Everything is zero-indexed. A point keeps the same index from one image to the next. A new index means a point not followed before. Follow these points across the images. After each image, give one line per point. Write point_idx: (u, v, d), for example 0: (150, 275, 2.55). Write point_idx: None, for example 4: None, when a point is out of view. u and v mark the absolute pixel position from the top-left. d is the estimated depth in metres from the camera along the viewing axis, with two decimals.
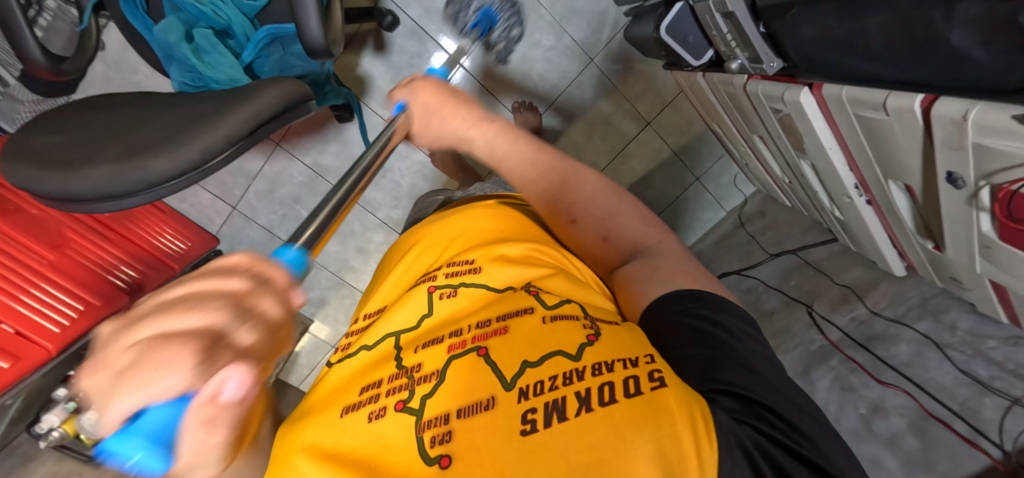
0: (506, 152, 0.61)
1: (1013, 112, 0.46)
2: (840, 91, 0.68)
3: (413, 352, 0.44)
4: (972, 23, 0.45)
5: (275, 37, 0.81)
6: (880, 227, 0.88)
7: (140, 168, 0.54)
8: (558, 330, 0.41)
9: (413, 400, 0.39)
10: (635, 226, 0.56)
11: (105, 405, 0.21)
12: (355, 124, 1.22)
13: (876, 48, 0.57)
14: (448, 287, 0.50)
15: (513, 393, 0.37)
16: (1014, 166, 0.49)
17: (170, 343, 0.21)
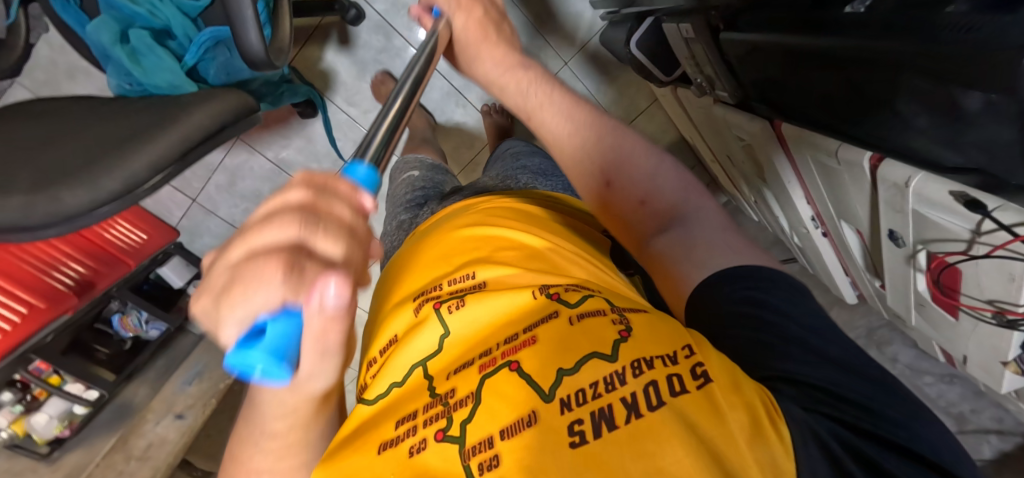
0: (537, 92, 0.61)
1: (951, 188, 0.45)
2: (798, 131, 0.66)
3: (446, 379, 0.42)
4: (916, 97, 0.44)
5: (219, 39, 0.76)
6: (834, 257, 0.89)
7: (54, 200, 0.52)
8: (583, 334, 0.40)
9: (453, 427, 0.37)
10: (673, 190, 0.54)
11: (219, 325, 0.21)
12: (319, 121, 1.18)
13: (831, 100, 0.55)
14: (455, 300, 0.48)
15: (554, 405, 0.35)
16: (949, 240, 0.49)
17: (257, 260, 0.20)
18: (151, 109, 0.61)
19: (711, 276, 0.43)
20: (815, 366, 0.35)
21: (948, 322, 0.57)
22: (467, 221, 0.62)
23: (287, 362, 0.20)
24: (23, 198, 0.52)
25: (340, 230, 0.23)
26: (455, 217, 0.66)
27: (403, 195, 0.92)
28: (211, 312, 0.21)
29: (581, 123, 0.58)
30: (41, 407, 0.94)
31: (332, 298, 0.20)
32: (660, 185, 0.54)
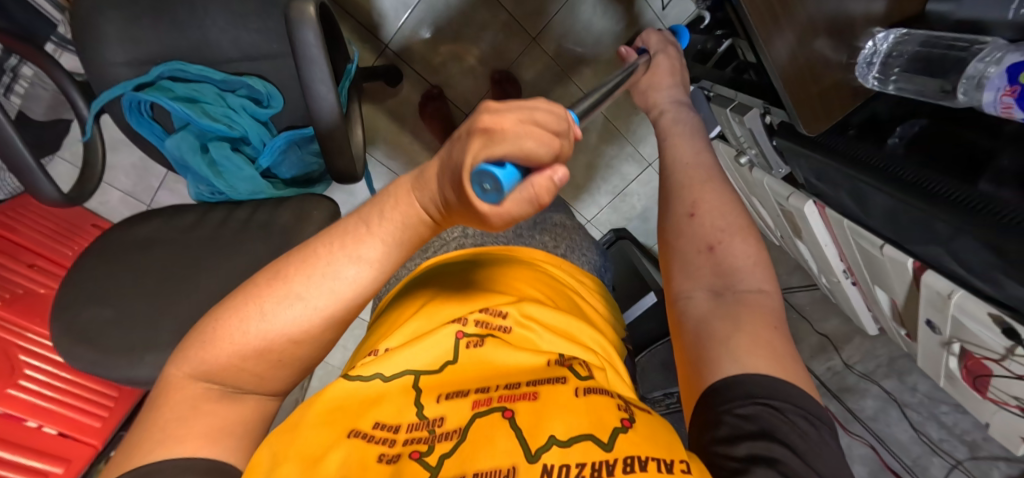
0: (687, 136, 0.51)
1: (988, 311, 0.53)
2: (840, 219, 0.72)
3: (435, 401, 0.41)
4: (952, 245, 0.52)
5: (292, 141, 0.77)
6: (861, 300, 0.97)
7: None
8: (587, 409, 0.37)
9: (431, 455, 0.35)
10: (752, 260, 0.40)
11: (488, 145, 0.24)
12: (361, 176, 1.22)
13: (875, 216, 0.62)
14: (477, 336, 0.47)
15: (537, 469, 0.32)
16: (983, 346, 0.57)
17: (532, 131, 0.25)
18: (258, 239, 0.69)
19: (738, 377, 0.33)
20: None
21: (974, 397, 0.66)
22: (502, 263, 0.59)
23: (502, 192, 0.24)
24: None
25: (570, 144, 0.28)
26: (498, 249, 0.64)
27: None
28: (493, 128, 0.25)
29: (689, 159, 0.48)
30: None
31: (558, 182, 0.24)
32: (742, 254, 0.40)
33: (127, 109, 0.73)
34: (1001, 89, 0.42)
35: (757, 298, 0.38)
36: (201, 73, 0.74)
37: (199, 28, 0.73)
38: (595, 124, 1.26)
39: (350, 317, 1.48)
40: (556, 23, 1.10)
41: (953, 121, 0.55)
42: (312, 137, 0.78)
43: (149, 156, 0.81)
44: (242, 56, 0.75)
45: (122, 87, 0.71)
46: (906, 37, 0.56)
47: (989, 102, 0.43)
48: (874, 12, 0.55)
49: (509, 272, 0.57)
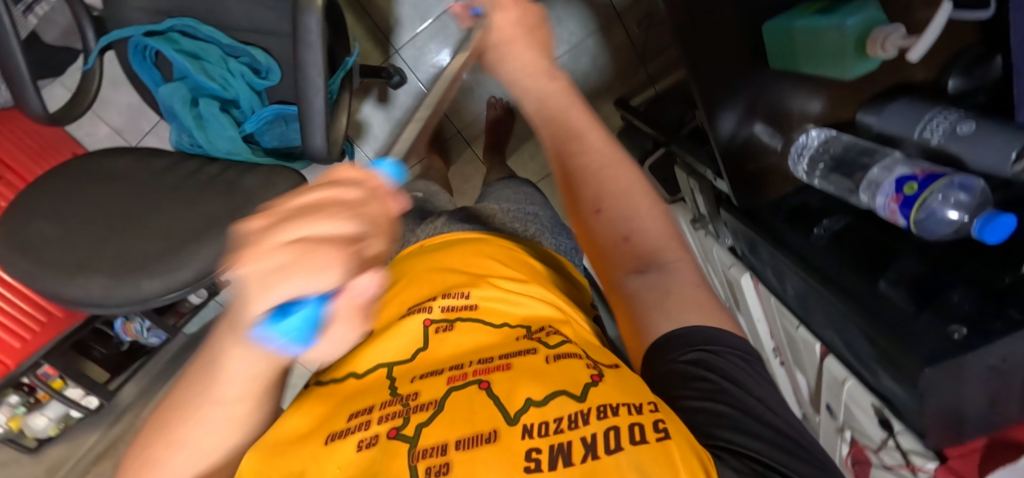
0: (566, 109, 0.53)
1: (870, 402, 0.57)
2: (767, 296, 0.77)
3: (409, 382, 0.45)
4: (845, 334, 0.56)
5: (280, 114, 0.82)
6: (787, 383, 1.01)
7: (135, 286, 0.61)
8: (558, 372, 0.41)
9: (407, 427, 0.38)
10: (663, 232, 0.45)
11: (263, 292, 0.23)
12: (345, 165, 1.27)
13: (790, 296, 0.67)
14: (444, 322, 0.51)
15: (516, 429, 0.36)
16: (864, 436, 0.61)
17: (318, 251, 0.22)
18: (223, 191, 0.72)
19: (677, 332, 0.38)
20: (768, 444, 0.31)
21: None
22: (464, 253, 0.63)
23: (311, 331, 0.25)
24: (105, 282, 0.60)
25: (370, 231, 0.25)
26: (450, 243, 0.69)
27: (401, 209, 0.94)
28: (256, 283, 0.22)
29: (589, 145, 0.50)
30: (42, 410, 1.08)
31: (364, 290, 0.26)
32: (650, 228, 0.45)
33: (132, 49, 0.78)
34: (890, 196, 0.48)
35: (673, 266, 0.42)
36: (210, 33, 0.79)
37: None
38: None
39: None
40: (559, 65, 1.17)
41: (873, 222, 0.59)
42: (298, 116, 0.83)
43: (143, 98, 0.85)
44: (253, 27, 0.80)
45: (133, 29, 0.76)
46: (835, 138, 0.61)
47: (880, 205, 0.49)
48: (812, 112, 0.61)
49: (466, 252, 0.63)
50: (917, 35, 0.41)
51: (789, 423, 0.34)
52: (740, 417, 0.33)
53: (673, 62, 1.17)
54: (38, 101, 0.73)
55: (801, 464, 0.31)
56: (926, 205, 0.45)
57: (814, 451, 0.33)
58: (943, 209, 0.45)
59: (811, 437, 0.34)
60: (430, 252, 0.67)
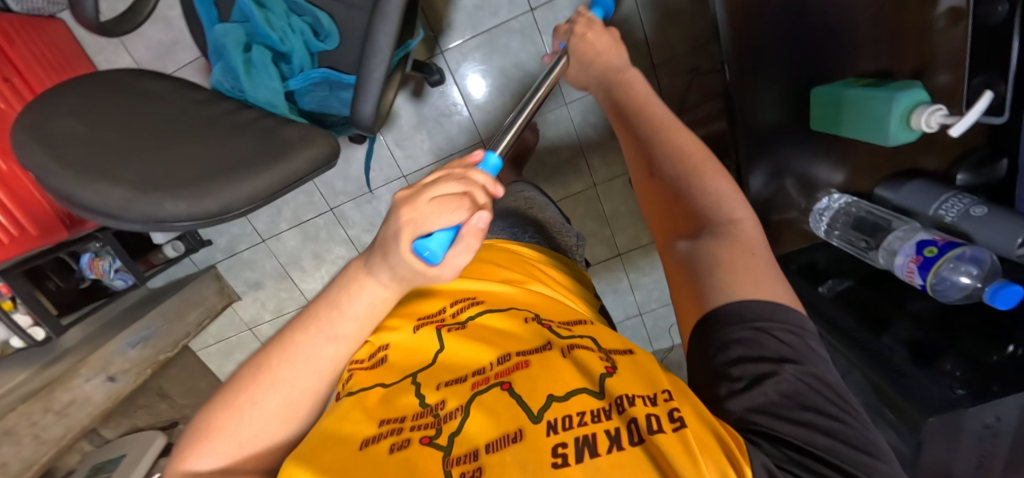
0: (641, 100, 0.60)
1: None
2: None
3: (435, 390, 0.44)
4: (853, 385, 0.58)
5: (327, 79, 0.83)
6: None
7: (155, 204, 0.56)
8: (575, 367, 0.41)
9: (440, 437, 0.38)
10: (721, 194, 0.48)
11: (416, 223, 0.36)
12: (364, 149, 1.27)
13: None
14: (456, 324, 0.52)
15: (542, 426, 0.35)
16: None
17: (446, 199, 0.36)
18: (257, 129, 0.70)
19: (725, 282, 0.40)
20: (805, 428, 0.33)
21: None
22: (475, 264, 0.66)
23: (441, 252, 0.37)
24: (125, 193, 0.56)
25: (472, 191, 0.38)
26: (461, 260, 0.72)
27: None
28: (410, 218, 0.36)
29: (647, 126, 0.56)
30: None
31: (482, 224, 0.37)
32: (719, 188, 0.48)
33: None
34: (909, 256, 0.52)
35: (729, 226, 0.45)
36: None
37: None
38: (587, 198, 1.37)
39: (284, 277, 1.44)
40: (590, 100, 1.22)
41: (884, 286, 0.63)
42: (346, 84, 0.84)
43: (191, 33, 0.84)
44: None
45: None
46: (855, 203, 0.66)
47: (897, 264, 0.54)
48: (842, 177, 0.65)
49: (479, 267, 0.66)
50: (960, 115, 0.46)
51: (836, 404, 0.35)
52: (785, 410, 0.34)
53: None
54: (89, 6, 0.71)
55: (846, 448, 0.32)
56: (941, 268, 0.49)
57: (862, 430, 0.34)
58: (954, 276, 0.50)
59: (860, 420, 0.34)
60: None
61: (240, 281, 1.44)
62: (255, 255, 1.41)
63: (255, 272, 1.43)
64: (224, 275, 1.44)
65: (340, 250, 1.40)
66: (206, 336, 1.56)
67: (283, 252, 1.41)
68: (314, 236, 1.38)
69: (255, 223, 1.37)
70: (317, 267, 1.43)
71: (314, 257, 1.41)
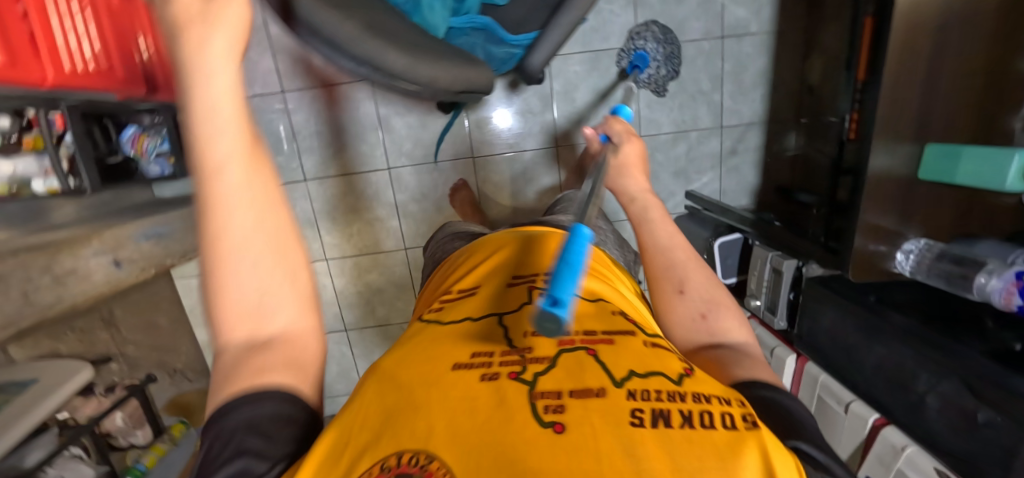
0: (659, 221, 0.63)
1: (936, 465, 0.64)
2: (818, 374, 0.87)
3: (523, 336, 0.49)
4: (941, 395, 0.64)
5: (485, 28, 0.86)
6: None
7: (382, 52, 0.57)
8: (656, 356, 0.45)
9: (525, 374, 0.42)
10: (734, 323, 0.54)
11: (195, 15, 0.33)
12: (444, 119, 1.29)
13: (867, 364, 0.77)
14: (548, 292, 0.57)
15: (622, 392, 0.39)
16: None
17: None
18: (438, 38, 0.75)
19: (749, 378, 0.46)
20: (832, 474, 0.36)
21: None
22: (556, 244, 0.72)
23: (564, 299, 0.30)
24: (355, 28, 0.54)
25: None
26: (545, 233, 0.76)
27: (448, 237, 0.99)
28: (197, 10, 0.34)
29: (670, 239, 0.61)
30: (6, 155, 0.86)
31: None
32: (726, 321, 0.55)
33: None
34: (1010, 281, 0.62)
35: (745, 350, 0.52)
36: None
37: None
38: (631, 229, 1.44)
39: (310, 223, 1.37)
40: (661, 139, 1.33)
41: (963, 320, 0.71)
42: (501, 37, 0.87)
43: None
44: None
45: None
46: (927, 245, 0.76)
47: (998, 287, 0.64)
48: (932, 228, 0.76)
49: (563, 247, 0.71)
50: None
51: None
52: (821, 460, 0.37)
53: (742, 184, 1.38)
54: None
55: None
56: None
57: None
58: None
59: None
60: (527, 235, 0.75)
61: None
62: (290, 191, 1.33)
63: None
64: None
65: (382, 212, 1.36)
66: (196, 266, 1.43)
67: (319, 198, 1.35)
68: (360, 190, 1.34)
69: (304, 160, 1.30)
70: (351, 222, 1.37)
71: (351, 211, 1.36)
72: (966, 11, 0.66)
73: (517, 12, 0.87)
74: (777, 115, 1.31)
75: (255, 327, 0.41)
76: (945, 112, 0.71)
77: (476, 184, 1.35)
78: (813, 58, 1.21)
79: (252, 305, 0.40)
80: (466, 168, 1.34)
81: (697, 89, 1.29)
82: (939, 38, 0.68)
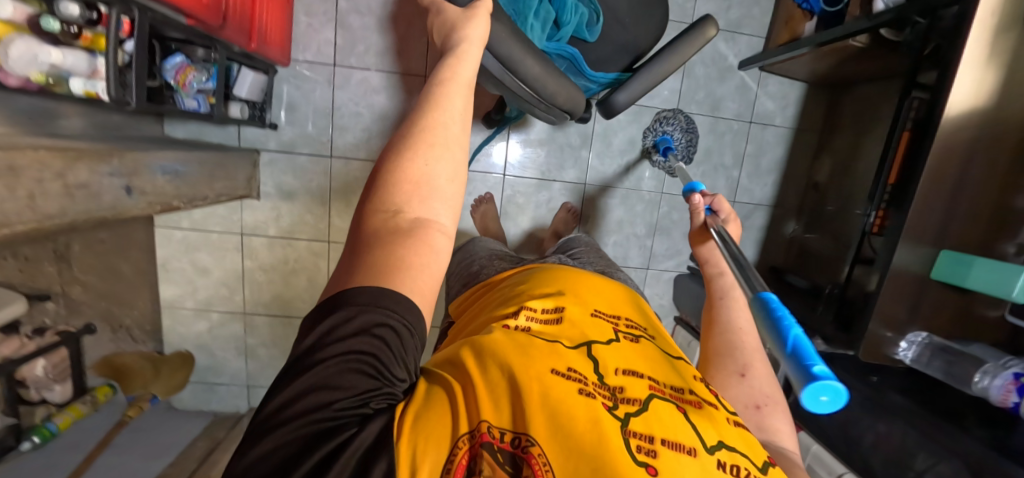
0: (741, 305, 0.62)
1: None
2: (809, 444, 0.90)
3: (614, 372, 0.46)
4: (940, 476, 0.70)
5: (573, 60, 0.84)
6: None
7: (520, 57, 0.64)
8: (745, 438, 0.44)
9: (619, 409, 0.40)
10: (785, 428, 0.54)
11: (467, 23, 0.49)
12: (485, 132, 1.30)
13: (865, 441, 0.82)
14: (631, 335, 0.54)
15: (712, 460, 0.39)
16: None
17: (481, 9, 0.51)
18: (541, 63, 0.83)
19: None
20: None
21: None
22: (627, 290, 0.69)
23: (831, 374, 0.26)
24: (504, 30, 0.62)
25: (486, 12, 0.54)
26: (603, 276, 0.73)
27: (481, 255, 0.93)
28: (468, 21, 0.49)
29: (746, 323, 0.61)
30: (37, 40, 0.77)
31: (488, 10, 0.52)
32: (778, 422, 0.54)
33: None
34: (1008, 380, 0.72)
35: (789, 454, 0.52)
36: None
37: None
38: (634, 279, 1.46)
39: (324, 200, 1.33)
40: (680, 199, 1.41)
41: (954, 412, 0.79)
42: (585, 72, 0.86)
43: None
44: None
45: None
46: (924, 337, 0.84)
47: (995, 384, 0.74)
48: (933, 325, 0.84)
49: (633, 295, 0.68)
50: None
51: None
52: None
53: None
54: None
55: None
56: None
57: None
58: None
59: None
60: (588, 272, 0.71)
61: (274, 183, 1.30)
62: (314, 164, 1.30)
63: (299, 181, 1.31)
64: (262, 167, 1.29)
65: None
66: (183, 217, 1.33)
67: (341, 178, 1.32)
68: None
69: (337, 136, 1.29)
70: None
71: None
72: (990, 148, 0.78)
73: (603, 51, 0.90)
74: (782, 203, 1.44)
75: (405, 210, 0.38)
76: (961, 228, 0.81)
77: (500, 201, 1.35)
78: (823, 159, 1.36)
79: (419, 193, 0.39)
80: (495, 183, 1.34)
81: (720, 162, 1.39)
82: (966, 164, 0.79)
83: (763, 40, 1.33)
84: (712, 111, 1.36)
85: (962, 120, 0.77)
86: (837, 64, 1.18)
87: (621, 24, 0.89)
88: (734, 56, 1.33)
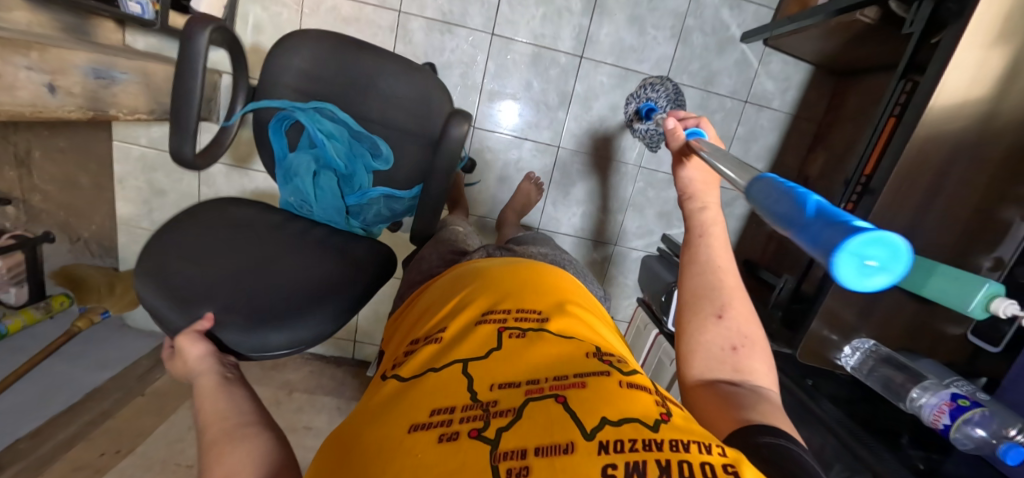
0: (720, 243, 0.56)
1: None
2: None
3: (489, 388, 0.42)
4: None
5: (383, 194, 0.86)
6: None
7: (264, 337, 0.64)
8: (632, 399, 0.39)
9: (488, 431, 0.36)
10: (764, 368, 0.49)
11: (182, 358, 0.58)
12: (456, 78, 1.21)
13: None
14: (518, 331, 0.50)
15: (593, 445, 0.34)
16: None
17: (187, 338, 0.60)
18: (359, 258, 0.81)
19: (757, 423, 0.40)
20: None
21: None
22: (533, 272, 0.65)
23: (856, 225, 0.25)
24: (233, 332, 0.64)
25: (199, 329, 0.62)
26: (512, 261, 0.70)
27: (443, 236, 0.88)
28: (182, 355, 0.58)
29: (715, 258, 0.54)
30: None
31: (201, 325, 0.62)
32: (755, 362, 0.49)
33: (274, 122, 0.80)
34: (943, 400, 0.66)
35: (764, 394, 0.46)
36: (355, 104, 0.81)
37: (376, 59, 0.80)
38: (602, 253, 1.39)
39: None
40: (658, 177, 1.33)
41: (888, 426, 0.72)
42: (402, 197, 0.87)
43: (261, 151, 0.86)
44: (386, 100, 0.81)
45: (288, 107, 0.77)
46: (873, 345, 0.79)
47: (930, 403, 0.67)
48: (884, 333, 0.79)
49: (529, 271, 0.64)
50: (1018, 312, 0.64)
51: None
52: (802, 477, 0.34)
53: None
54: (190, 150, 0.70)
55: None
56: (968, 417, 0.63)
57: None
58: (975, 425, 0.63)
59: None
60: (506, 264, 0.68)
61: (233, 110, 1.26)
62: None
63: None
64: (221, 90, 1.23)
65: None
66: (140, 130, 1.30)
67: None
68: None
69: None
70: None
71: None
72: (976, 145, 0.69)
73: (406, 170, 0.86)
74: None
75: None
76: (930, 230, 0.73)
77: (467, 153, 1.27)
78: (818, 152, 1.26)
79: None
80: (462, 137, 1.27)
81: None
82: (950, 159, 0.70)
83: (771, 11, 1.21)
84: (704, 85, 1.25)
85: (953, 110, 0.67)
86: (844, 43, 1.07)
87: (398, 128, 0.83)
88: (737, 27, 1.22)
